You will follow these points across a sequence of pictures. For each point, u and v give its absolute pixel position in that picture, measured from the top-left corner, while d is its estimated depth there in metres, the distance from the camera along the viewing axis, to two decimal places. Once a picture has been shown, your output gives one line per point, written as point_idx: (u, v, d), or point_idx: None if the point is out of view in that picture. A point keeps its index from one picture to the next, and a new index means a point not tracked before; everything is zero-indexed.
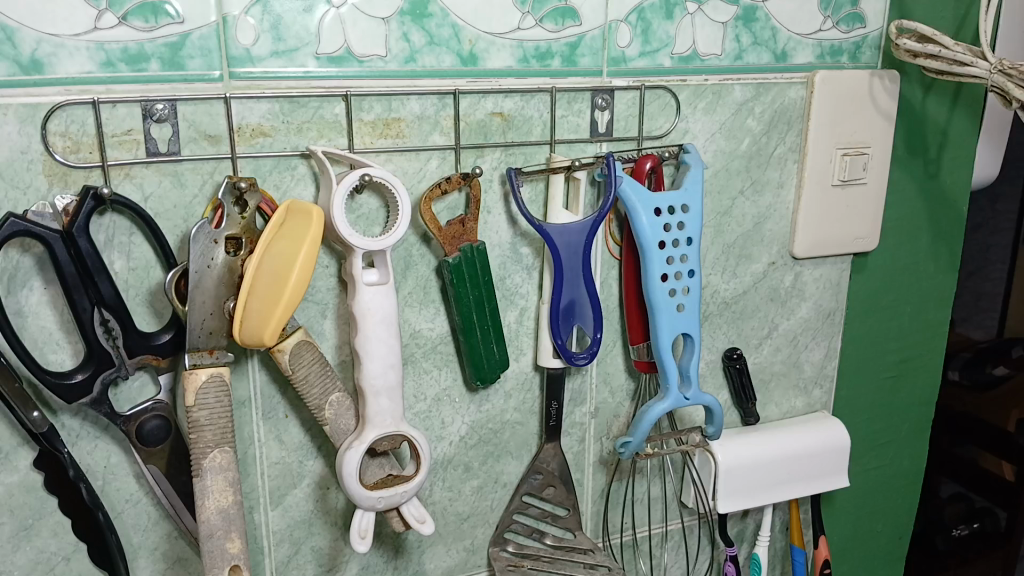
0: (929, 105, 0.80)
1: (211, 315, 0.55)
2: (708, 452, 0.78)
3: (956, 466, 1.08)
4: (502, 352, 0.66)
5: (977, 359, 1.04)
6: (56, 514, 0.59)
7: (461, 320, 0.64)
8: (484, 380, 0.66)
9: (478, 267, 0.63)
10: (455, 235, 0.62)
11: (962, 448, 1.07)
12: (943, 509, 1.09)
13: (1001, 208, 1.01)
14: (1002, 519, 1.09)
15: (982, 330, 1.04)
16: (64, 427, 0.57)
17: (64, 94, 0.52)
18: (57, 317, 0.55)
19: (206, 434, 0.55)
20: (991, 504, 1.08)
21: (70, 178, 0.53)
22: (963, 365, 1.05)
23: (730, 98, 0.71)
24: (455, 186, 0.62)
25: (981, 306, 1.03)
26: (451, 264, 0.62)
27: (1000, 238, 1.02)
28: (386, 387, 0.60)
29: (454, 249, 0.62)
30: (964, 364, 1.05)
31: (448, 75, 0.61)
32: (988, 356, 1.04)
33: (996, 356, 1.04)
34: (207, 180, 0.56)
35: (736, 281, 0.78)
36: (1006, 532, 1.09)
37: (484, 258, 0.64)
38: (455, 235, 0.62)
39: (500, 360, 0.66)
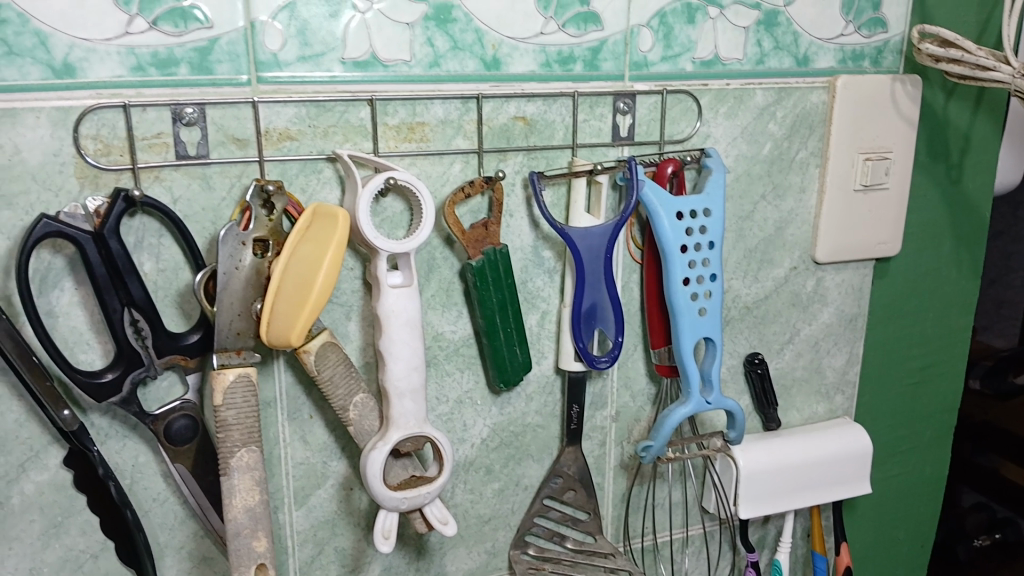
0: (950, 111, 0.80)
1: (238, 316, 0.55)
2: (729, 457, 0.77)
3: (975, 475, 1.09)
4: (524, 357, 0.66)
5: (998, 368, 1.03)
6: (85, 512, 0.60)
7: (483, 320, 0.64)
8: (501, 383, 0.66)
9: (504, 268, 0.64)
10: (478, 238, 0.63)
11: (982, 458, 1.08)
12: (965, 518, 1.08)
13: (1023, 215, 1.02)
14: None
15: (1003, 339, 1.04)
16: (94, 426, 0.58)
17: (95, 98, 0.53)
18: (87, 317, 0.56)
19: (233, 433, 0.56)
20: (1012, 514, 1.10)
21: (101, 180, 0.54)
22: (984, 373, 1.04)
23: (752, 103, 0.71)
24: (478, 189, 0.63)
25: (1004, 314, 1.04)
26: (473, 267, 0.63)
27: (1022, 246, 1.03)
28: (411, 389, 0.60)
29: (477, 253, 0.63)
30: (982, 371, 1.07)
31: (472, 79, 0.62)
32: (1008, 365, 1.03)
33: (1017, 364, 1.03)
34: (235, 183, 0.57)
35: (758, 285, 0.78)
36: None
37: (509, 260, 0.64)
38: (479, 237, 0.63)
39: (522, 365, 0.66)
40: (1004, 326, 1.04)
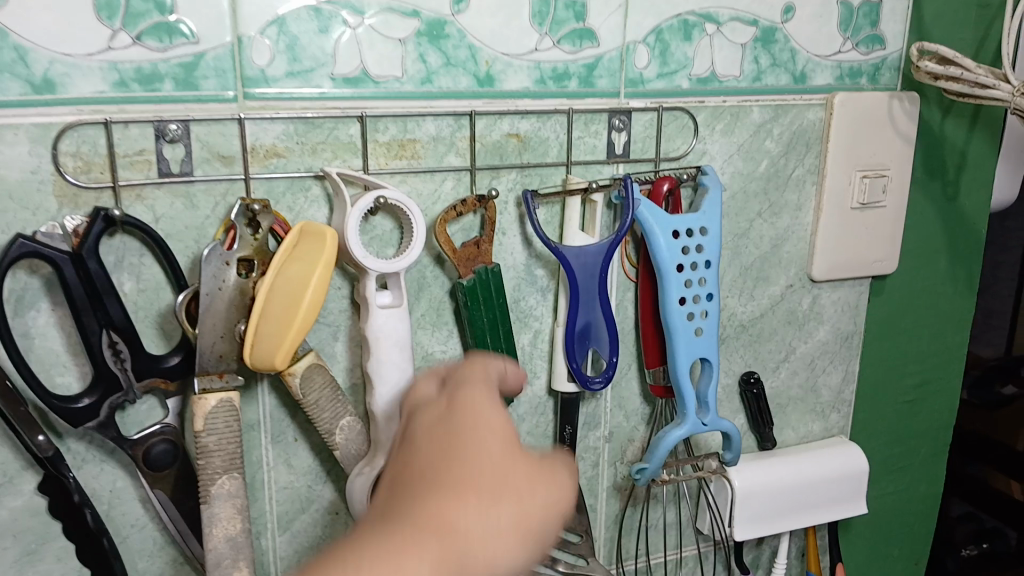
0: (947, 128, 0.80)
1: (221, 338, 0.54)
2: (724, 478, 0.76)
3: None
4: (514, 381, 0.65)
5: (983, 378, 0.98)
6: (61, 539, 0.58)
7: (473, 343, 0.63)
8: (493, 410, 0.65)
9: (493, 289, 0.62)
10: (469, 257, 0.61)
11: None
12: None
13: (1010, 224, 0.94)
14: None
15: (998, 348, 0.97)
16: (70, 451, 0.56)
17: (76, 115, 0.51)
18: (65, 340, 0.54)
19: (214, 459, 0.54)
20: None
21: (80, 199, 0.52)
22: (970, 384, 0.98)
23: (749, 120, 0.70)
24: (469, 208, 0.61)
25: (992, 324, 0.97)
26: (464, 286, 0.61)
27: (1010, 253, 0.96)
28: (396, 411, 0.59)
29: (467, 272, 0.61)
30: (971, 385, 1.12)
31: (465, 96, 0.60)
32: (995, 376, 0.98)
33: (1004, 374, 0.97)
34: (219, 201, 0.56)
35: (753, 304, 0.76)
36: None
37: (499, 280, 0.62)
38: (469, 256, 0.61)
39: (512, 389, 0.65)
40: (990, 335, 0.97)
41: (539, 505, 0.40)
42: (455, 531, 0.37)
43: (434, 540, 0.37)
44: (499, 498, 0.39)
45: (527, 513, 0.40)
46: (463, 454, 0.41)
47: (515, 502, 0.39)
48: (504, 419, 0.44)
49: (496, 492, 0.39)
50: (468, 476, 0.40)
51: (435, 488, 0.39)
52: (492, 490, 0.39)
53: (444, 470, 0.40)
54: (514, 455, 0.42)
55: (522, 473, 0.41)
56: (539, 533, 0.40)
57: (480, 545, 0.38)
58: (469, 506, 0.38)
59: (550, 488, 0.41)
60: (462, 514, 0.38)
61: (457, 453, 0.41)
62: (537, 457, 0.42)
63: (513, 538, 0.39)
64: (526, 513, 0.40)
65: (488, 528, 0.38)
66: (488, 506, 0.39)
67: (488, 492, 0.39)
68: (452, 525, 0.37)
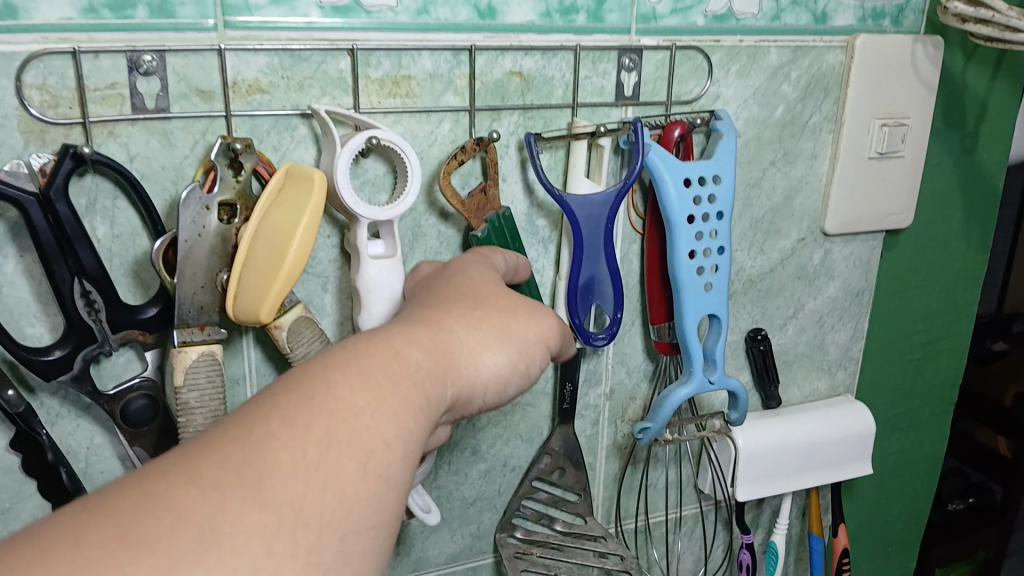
0: (970, 75, 0.75)
1: (202, 288, 0.50)
2: (728, 437, 0.73)
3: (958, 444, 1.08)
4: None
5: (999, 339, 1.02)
6: (36, 497, 0.56)
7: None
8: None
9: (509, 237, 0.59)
10: (478, 206, 0.58)
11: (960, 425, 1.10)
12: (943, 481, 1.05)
13: None
14: (997, 495, 1.08)
15: None
16: (43, 406, 0.53)
17: (40, 43, 0.47)
18: (33, 288, 0.50)
19: (196, 417, 0.50)
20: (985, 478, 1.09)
21: (48, 136, 0.48)
22: None
23: (766, 62, 0.66)
24: (469, 153, 0.57)
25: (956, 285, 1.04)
26: (479, 238, 0.58)
27: None
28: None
29: (479, 223, 0.58)
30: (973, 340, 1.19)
31: (464, 29, 0.56)
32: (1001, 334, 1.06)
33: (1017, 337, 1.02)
34: (198, 140, 0.52)
35: (763, 258, 0.73)
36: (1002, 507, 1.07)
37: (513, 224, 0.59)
38: (479, 205, 0.58)
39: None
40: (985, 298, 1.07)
41: (512, 324, 0.47)
42: (446, 336, 0.44)
43: (429, 337, 0.43)
44: (478, 317, 0.46)
45: (502, 331, 0.47)
46: (448, 289, 0.48)
47: (492, 321, 0.47)
48: (487, 279, 0.51)
49: (475, 313, 0.46)
50: (453, 301, 0.47)
51: (425, 308, 0.46)
52: (473, 310, 0.46)
53: (432, 301, 0.47)
54: (490, 290, 0.49)
55: (496, 301, 0.48)
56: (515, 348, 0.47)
57: (463, 350, 0.44)
58: (455, 318, 0.45)
59: (520, 310, 0.48)
60: (451, 325, 0.45)
61: (440, 292, 0.48)
62: (509, 290, 0.50)
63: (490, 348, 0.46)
64: (503, 331, 0.47)
65: (471, 336, 0.45)
66: (469, 320, 0.46)
67: (469, 311, 0.46)
68: (442, 330, 0.44)
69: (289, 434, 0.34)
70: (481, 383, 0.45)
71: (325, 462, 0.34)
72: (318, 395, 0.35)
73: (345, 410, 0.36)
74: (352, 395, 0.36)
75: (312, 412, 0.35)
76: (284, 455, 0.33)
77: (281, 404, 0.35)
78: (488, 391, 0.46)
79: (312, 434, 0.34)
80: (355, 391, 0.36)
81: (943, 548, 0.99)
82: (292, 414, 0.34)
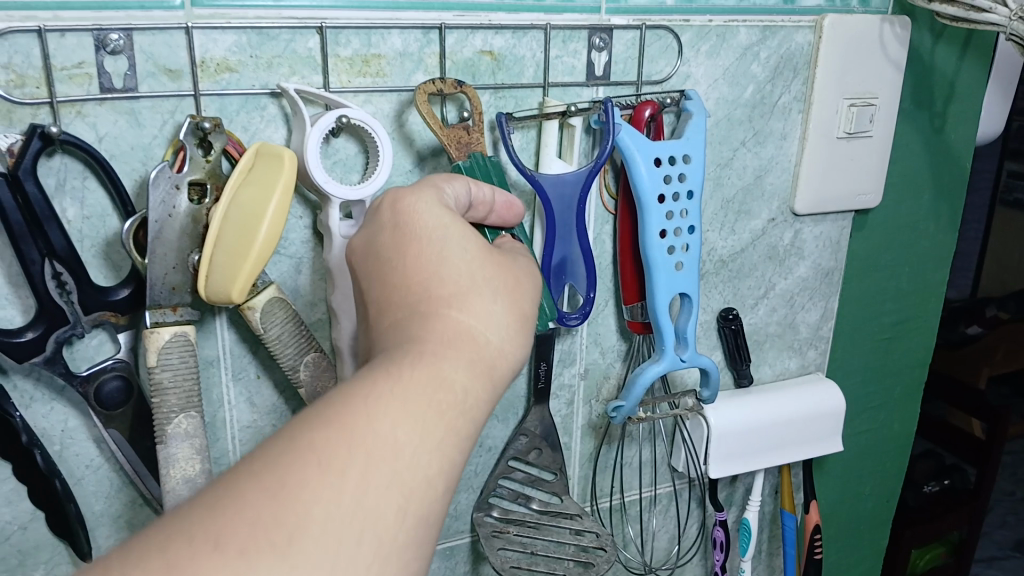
0: (937, 55, 0.76)
1: (173, 269, 0.50)
2: (701, 416, 0.74)
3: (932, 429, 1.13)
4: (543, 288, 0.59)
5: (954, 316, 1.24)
6: (10, 481, 0.56)
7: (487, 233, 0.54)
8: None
9: (493, 177, 0.57)
10: (458, 140, 0.56)
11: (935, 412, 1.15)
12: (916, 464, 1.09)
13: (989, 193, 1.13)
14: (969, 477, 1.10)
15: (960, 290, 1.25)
16: (16, 389, 0.53)
17: (4, 21, 0.46)
18: (3, 270, 0.50)
19: (170, 397, 0.51)
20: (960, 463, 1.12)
21: (15, 115, 0.48)
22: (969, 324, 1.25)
23: (735, 41, 0.66)
24: (450, 91, 0.56)
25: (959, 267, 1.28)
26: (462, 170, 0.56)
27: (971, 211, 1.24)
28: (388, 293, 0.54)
29: (461, 157, 0.56)
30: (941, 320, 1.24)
31: (434, 8, 0.56)
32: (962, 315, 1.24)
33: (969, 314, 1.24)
34: (167, 119, 0.51)
35: (734, 238, 0.74)
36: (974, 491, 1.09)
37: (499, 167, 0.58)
38: (460, 141, 0.56)
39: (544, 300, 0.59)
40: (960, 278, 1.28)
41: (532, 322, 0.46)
42: (477, 337, 0.42)
43: (459, 345, 0.41)
44: (507, 308, 0.44)
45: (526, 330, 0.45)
46: (462, 253, 0.44)
47: (520, 317, 0.45)
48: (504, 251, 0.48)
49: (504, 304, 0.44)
50: (476, 283, 0.44)
51: (446, 288, 0.43)
52: (502, 301, 0.44)
53: (445, 268, 0.43)
54: (516, 271, 0.46)
55: (525, 291, 0.46)
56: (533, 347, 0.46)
57: (497, 353, 0.42)
58: (484, 313, 0.43)
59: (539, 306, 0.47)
60: (479, 318, 0.42)
61: (449, 250, 0.44)
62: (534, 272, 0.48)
63: (519, 349, 0.44)
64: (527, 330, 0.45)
65: (503, 337, 0.43)
66: (499, 315, 0.43)
67: (500, 304, 0.44)
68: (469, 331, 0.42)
69: (325, 482, 0.33)
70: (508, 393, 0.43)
71: (364, 511, 0.33)
72: (356, 433, 0.34)
73: (386, 448, 0.35)
74: (391, 430, 0.35)
75: (348, 453, 0.34)
76: (318, 508, 0.32)
77: (319, 443, 0.34)
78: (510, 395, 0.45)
79: (350, 479, 0.33)
80: (395, 426, 0.35)
81: (915, 529, 1.01)
82: (328, 461, 0.33)
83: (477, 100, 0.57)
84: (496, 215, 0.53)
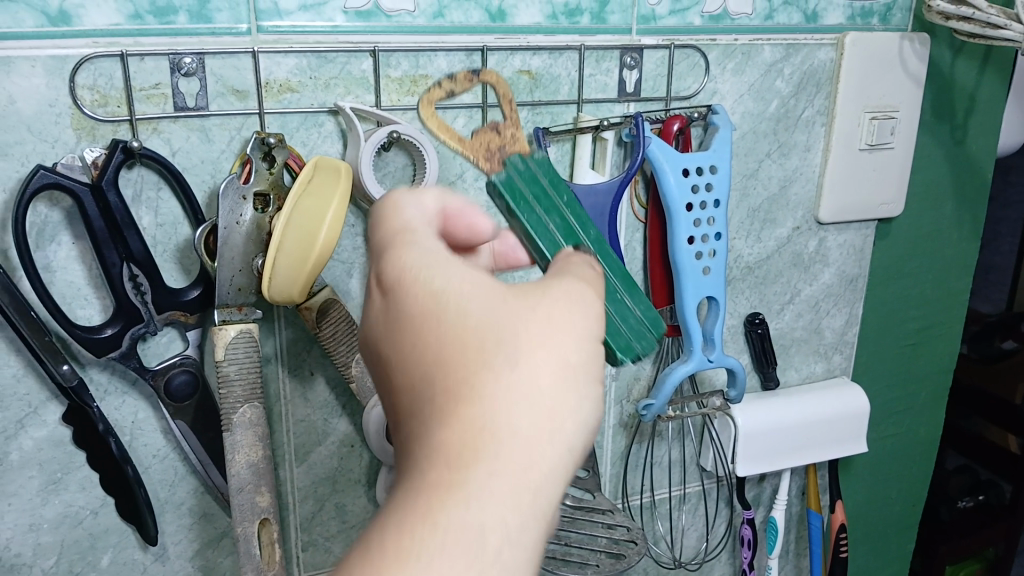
0: (957, 70, 0.79)
1: (239, 272, 0.54)
2: (728, 416, 0.78)
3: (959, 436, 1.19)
4: (642, 301, 0.53)
5: (985, 332, 1.16)
6: (84, 469, 0.60)
7: (547, 245, 0.49)
8: (643, 355, 0.50)
9: (540, 178, 0.52)
10: (486, 148, 0.58)
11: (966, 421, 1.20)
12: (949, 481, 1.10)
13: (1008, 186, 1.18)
14: (1006, 492, 1.14)
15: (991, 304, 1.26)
16: (93, 381, 0.58)
17: (91, 47, 0.51)
18: (85, 272, 0.55)
19: (236, 389, 0.55)
20: (995, 476, 1.15)
21: (98, 132, 0.53)
22: (970, 338, 1.17)
23: (760, 59, 0.70)
24: (465, 84, 0.60)
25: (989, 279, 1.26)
26: (502, 183, 0.50)
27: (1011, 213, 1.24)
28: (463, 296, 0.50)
29: (495, 163, 0.56)
30: (973, 337, 1.17)
31: (476, 31, 0.60)
32: (995, 331, 1.16)
33: (1004, 330, 1.15)
34: (234, 135, 0.56)
35: (760, 246, 0.77)
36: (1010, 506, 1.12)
37: (546, 167, 0.53)
38: (488, 147, 0.58)
39: (649, 312, 0.52)
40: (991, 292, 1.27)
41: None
42: (496, 411, 0.31)
43: (471, 424, 0.31)
44: (542, 359, 0.32)
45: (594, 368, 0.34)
46: (463, 289, 0.34)
47: (565, 364, 0.33)
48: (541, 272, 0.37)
49: (537, 350, 0.32)
50: (490, 327, 0.33)
51: (445, 347, 0.33)
52: (533, 351, 0.32)
53: (439, 316, 0.34)
54: (548, 304, 0.34)
55: (574, 326, 0.34)
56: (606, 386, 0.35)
57: (535, 423, 0.31)
58: (503, 376, 0.32)
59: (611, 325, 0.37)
60: (498, 381, 0.31)
61: (440, 287, 0.34)
62: (582, 296, 0.35)
63: (576, 405, 0.33)
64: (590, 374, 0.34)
65: (541, 401, 0.32)
66: (530, 371, 0.32)
67: (532, 347, 0.33)
68: (482, 405, 0.31)
69: None
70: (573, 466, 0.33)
71: None
72: None
73: None
74: None
75: None
76: None
77: None
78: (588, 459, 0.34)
79: None
80: None
81: (950, 544, 1.05)
82: None
83: (519, 120, 0.62)
84: None
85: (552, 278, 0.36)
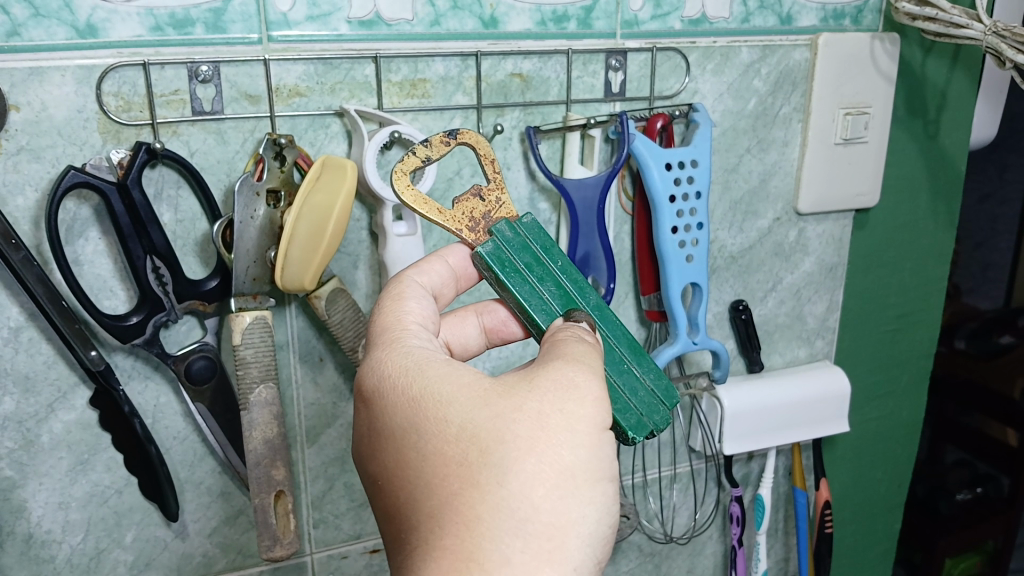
0: (928, 66, 0.83)
1: (253, 263, 0.59)
2: (715, 398, 0.82)
3: (959, 434, 1.03)
4: (653, 369, 0.52)
5: (983, 328, 0.99)
6: (110, 450, 0.64)
7: (543, 319, 0.51)
8: (656, 428, 0.50)
9: (530, 243, 0.53)
10: (469, 216, 0.53)
11: (967, 417, 1.02)
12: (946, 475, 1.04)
13: (1010, 177, 0.95)
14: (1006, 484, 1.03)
15: (988, 301, 0.98)
16: (118, 367, 0.62)
17: (116, 57, 0.56)
18: (112, 264, 0.59)
19: (252, 370, 0.60)
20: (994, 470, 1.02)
21: (122, 135, 0.57)
22: (969, 334, 1.00)
23: (738, 59, 0.75)
24: (440, 148, 0.54)
25: (989, 276, 0.98)
26: (485, 254, 0.52)
27: (1009, 209, 0.96)
28: (459, 355, 0.59)
29: (482, 234, 0.53)
30: (970, 333, 1.00)
31: (471, 38, 0.65)
32: (993, 325, 0.98)
33: (1002, 324, 0.98)
34: (248, 137, 0.61)
35: (743, 236, 0.82)
36: (1010, 498, 1.03)
37: (536, 230, 0.54)
38: (472, 215, 0.53)
39: (660, 380, 0.52)
40: (988, 288, 0.98)
41: (607, 439, 0.44)
42: (500, 529, 0.41)
43: (482, 542, 0.41)
44: (537, 467, 0.42)
45: (592, 466, 0.43)
46: (465, 410, 0.44)
47: (561, 469, 0.42)
48: (539, 357, 0.46)
49: (535, 458, 0.42)
50: (489, 445, 0.43)
51: (457, 468, 0.43)
52: (527, 459, 0.42)
53: (447, 438, 0.44)
54: (538, 403, 0.43)
55: (566, 430, 0.43)
56: (609, 478, 0.43)
57: (534, 539, 0.41)
58: (502, 491, 0.42)
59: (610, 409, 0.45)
60: (500, 496, 0.42)
61: (446, 411, 0.45)
62: (572, 385, 0.44)
63: (574, 505, 0.42)
64: (587, 479, 0.42)
65: (541, 514, 0.41)
66: (528, 483, 0.42)
67: (525, 456, 0.42)
68: (489, 523, 0.41)
69: None
70: (586, 548, 0.42)
71: None
72: None
73: None
74: None
75: None
76: None
77: None
78: (604, 552, 0.43)
79: None
80: None
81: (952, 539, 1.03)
82: None
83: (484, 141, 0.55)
84: (463, 282, 0.56)
85: (545, 369, 0.45)
